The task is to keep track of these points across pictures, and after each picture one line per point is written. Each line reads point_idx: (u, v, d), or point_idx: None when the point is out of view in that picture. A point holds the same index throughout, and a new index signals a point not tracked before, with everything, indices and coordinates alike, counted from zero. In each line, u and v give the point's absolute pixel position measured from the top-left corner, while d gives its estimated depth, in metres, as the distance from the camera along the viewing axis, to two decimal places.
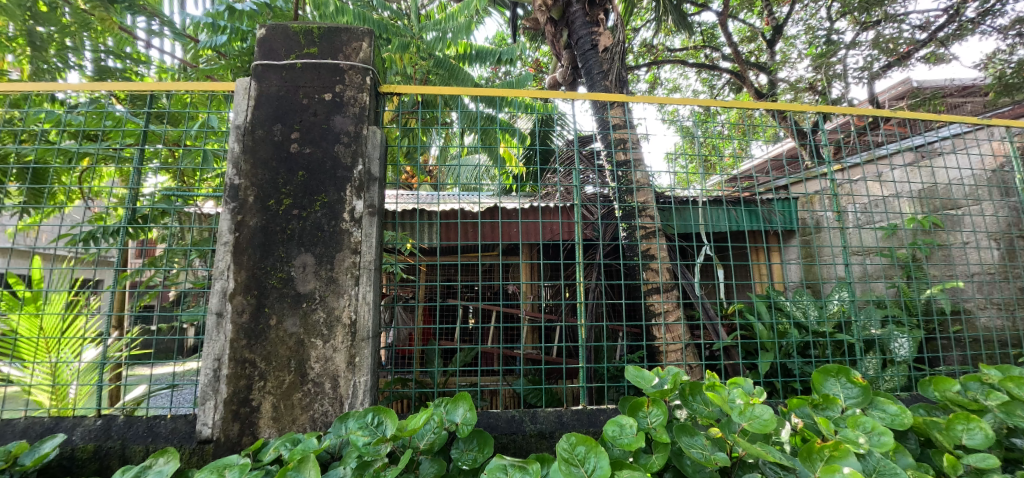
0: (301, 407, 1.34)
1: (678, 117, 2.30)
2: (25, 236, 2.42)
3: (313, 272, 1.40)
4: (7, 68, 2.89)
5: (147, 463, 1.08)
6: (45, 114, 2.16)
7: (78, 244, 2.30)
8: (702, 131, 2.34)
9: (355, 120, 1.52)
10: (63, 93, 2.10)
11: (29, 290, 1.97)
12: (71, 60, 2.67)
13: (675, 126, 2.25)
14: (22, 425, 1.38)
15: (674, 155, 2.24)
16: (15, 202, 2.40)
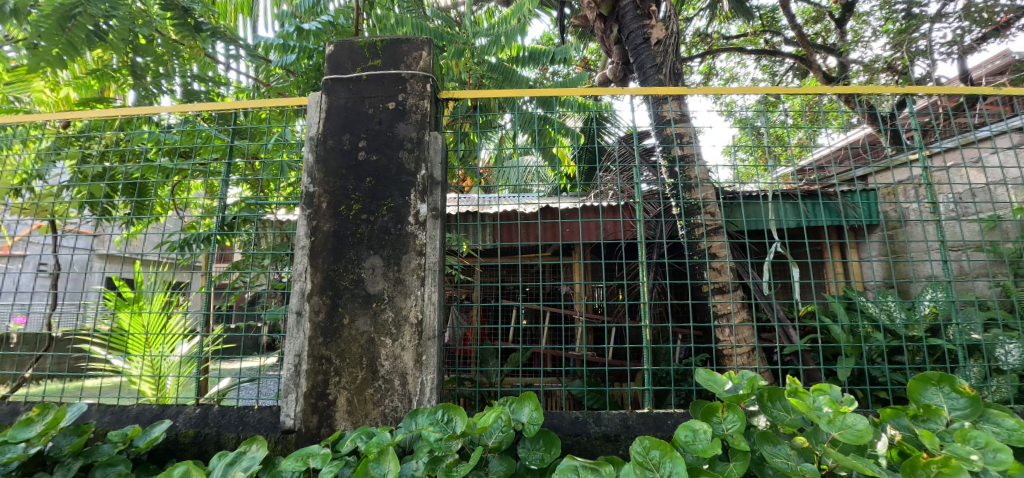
0: (373, 403, 1.40)
1: (738, 108, 2.18)
2: (129, 244, 2.72)
3: (382, 273, 1.46)
4: (113, 96, 3.26)
5: (242, 449, 1.16)
6: (145, 135, 2.40)
7: (172, 251, 2.53)
8: (766, 121, 2.21)
9: (417, 127, 1.57)
10: (160, 115, 2.33)
11: (133, 293, 2.20)
12: (165, 86, 2.97)
13: (735, 117, 2.13)
14: (136, 411, 1.55)
15: (736, 148, 2.14)
16: (122, 214, 2.70)
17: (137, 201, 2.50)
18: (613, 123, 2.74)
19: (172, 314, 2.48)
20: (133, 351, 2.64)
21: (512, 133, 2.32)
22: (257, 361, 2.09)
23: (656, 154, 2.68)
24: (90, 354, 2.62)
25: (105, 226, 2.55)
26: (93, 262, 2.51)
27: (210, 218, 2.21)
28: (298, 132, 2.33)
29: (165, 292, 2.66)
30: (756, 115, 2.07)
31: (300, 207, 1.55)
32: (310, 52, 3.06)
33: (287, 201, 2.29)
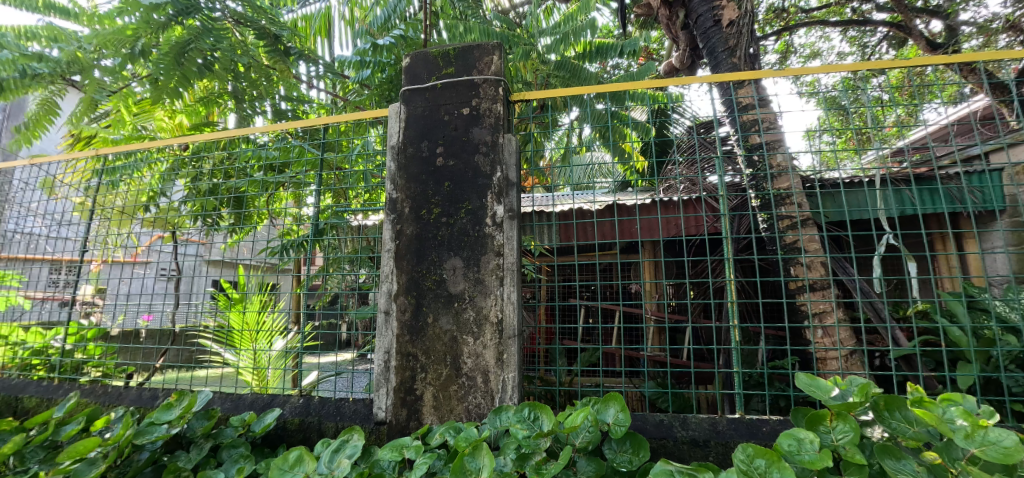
0: (457, 399, 1.45)
1: (822, 87, 1.99)
2: (231, 251, 3.03)
3: (463, 274, 1.51)
4: (217, 119, 3.66)
5: (345, 438, 1.25)
6: (245, 153, 2.67)
7: (266, 257, 2.78)
8: (858, 100, 2.00)
9: (492, 130, 1.61)
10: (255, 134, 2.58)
11: (237, 294, 2.45)
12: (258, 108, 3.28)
13: (820, 97, 1.96)
14: (250, 399, 1.73)
15: (825, 133, 1.96)
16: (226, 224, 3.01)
17: (238, 212, 2.77)
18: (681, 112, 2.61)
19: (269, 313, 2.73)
20: (239, 346, 2.94)
21: (579, 130, 2.29)
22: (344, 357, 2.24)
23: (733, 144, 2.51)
24: (203, 347, 2.96)
25: (213, 235, 2.86)
26: (202, 267, 2.81)
27: (308, 228, 2.38)
28: (374, 142, 2.46)
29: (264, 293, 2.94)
30: (843, 93, 1.87)
31: (385, 212, 1.65)
32: (380, 65, 3.21)
33: (369, 207, 2.43)
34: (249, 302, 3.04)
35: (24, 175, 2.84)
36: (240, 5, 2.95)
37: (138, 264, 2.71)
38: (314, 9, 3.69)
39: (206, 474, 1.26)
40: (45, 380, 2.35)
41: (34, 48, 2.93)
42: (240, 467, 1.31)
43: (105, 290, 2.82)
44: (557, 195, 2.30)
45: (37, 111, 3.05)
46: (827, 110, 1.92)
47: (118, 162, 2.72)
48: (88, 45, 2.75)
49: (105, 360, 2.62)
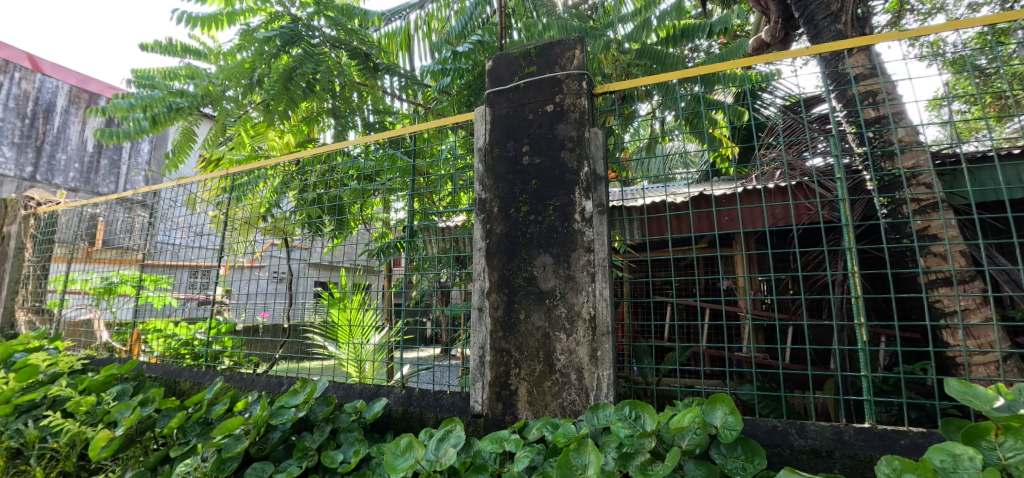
0: (551, 395, 1.46)
1: (953, 46, 1.71)
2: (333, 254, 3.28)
3: (553, 271, 1.52)
4: (317, 135, 4.01)
5: (448, 428, 1.30)
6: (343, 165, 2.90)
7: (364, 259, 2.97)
8: (1002, 56, 1.69)
9: (577, 125, 1.59)
10: (350, 147, 2.79)
11: (339, 294, 2.65)
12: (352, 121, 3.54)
13: (950, 59, 1.69)
14: (359, 389, 1.86)
15: (959, 99, 1.68)
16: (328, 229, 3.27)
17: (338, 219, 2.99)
18: (776, 91, 2.39)
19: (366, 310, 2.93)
20: (341, 340, 3.19)
21: (666, 119, 2.17)
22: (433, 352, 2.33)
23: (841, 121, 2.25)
24: (312, 341, 3.24)
25: (318, 240, 3.13)
26: (308, 269, 3.09)
27: (400, 232, 2.51)
28: (457, 145, 2.53)
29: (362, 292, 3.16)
30: (982, 50, 1.59)
31: (475, 212, 1.71)
32: (459, 72, 3.28)
33: (454, 209, 2.51)
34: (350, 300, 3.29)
35: (172, 193, 3.33)
36: (334, 29, 3.24)
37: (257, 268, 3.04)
38: (396, 25, 3.89)
39: (328, 454, 1.40)
40: (195, 368, 2.74)
41: (177, 86, 3.44)
42: (355, 449, 1.43)
43: (232, 291, 3.20)
44: (644, 188, 2.20)
45: (180, 140, 3.57)
46: (961, 74, 1.64)
47: (242, 179, 3.08)
48: (217, 80, 3.17)
49: (236, 351, 2.98)
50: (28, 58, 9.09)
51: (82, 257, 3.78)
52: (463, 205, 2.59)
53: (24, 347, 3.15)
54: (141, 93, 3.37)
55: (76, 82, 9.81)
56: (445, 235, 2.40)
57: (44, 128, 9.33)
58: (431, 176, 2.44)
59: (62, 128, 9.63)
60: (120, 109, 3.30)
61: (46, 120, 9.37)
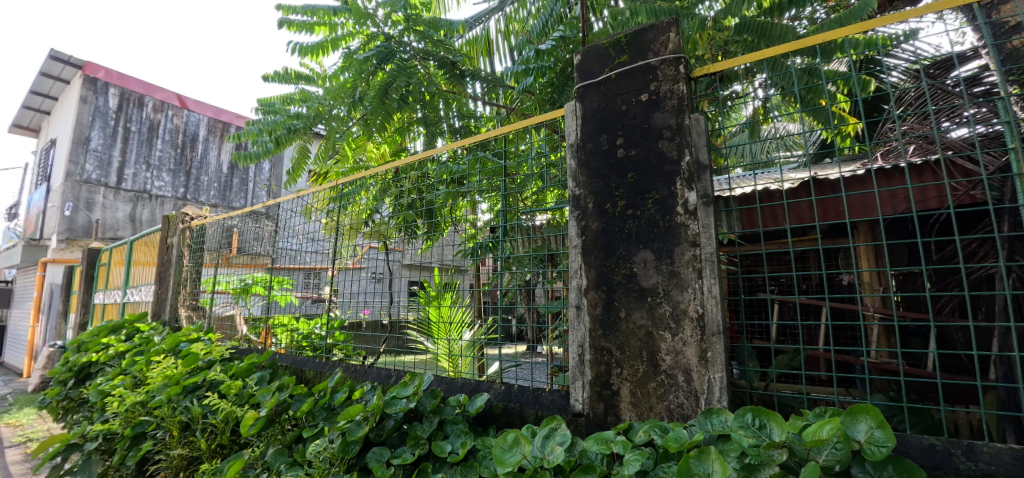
0: (656, 397, 1.39)
1: None
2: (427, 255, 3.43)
3: (655, 267, 1.45)
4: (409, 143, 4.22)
5: (553, 426, 1.30)
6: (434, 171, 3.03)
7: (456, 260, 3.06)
8: None
9: (675, 112, 1.49)
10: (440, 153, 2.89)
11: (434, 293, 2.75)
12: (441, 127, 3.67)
13: None
14: (460, 383, 1.93)
15: None
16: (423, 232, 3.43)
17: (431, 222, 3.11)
18: (902, 52, 2.09)
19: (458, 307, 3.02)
20: (436, 336, 3.29)
21: (766, 97, 1.97)
22: (522, 348, 2.34)
23: (992, 81, 1.89)
24: (410, 337, 3.41)
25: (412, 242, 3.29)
26: (402, 269, 3.28)
27: (489, 233, 2.54)
28: (543, 144, 2.50)
29: (454, 289, 3.31)
30: None
31: (570, 210, 1.69)
32: (542, 70, 3.20)
33: (538, 207, 2.49)
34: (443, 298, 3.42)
35: (292, 204, 3.72)
36: (422, 42, 3.41)
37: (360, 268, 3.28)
38: (477, 30, 3.85)
39: (437, 444, 1.47)
40: (318, 359, 3.04)
41: (293, 109, 3.86)
42: (462, 441, 1.48)
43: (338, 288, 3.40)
44: (751, 173, 2.00)
45: (297, 157, 3.99)
46: None
47: (348, 188, 3.35)
48: (325, 100, 3.50)
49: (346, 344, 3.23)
50: (177, 98, 10.75)
51: (225, 262, 4.38)
52: (548, 203, 2.56)
53: (187, 338, 3.74)
54: (267, 118, 3.85)
55: (213, 114, 11.40)
56: (533, 234, 2.38)
57: (192, 154, 11.02)
58: (516, 175, 2.44)
59: (205, 154, 11.30)
60: (251, 133, 3.79)
61: (193, 148, 11.05)
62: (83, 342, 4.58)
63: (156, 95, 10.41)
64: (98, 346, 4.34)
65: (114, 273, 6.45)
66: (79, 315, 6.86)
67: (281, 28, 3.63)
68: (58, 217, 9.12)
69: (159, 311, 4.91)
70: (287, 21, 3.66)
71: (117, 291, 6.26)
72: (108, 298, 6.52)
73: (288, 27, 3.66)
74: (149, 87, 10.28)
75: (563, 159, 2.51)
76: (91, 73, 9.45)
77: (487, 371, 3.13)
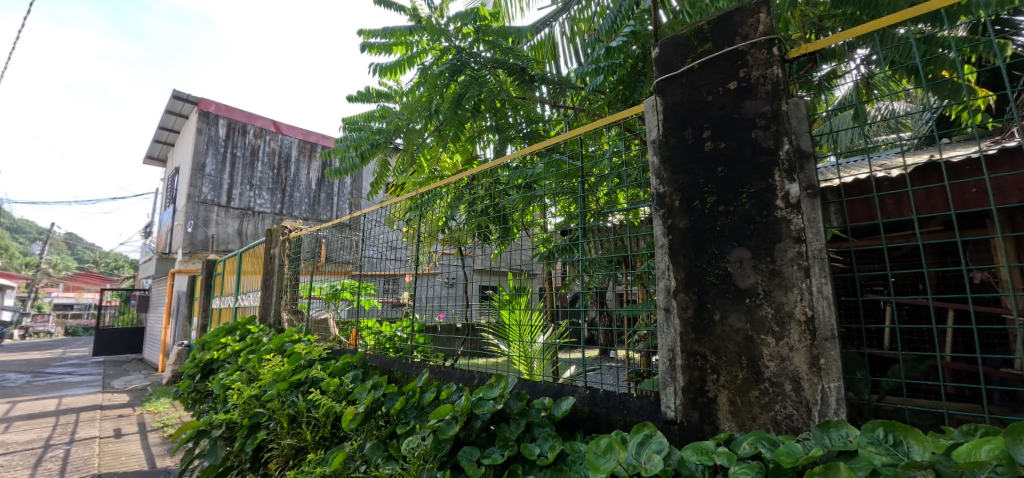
0: (760, 406, 1.29)
1: None
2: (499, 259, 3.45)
3: (753, 266, 1.35)
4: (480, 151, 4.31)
5: (649, 432, 1.26)
6: (507, 177, 3.04)
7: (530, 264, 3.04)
8: None
9: (770, 99, 1.38)
10: (511, 160, 2.91)
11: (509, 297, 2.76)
12: (511, 134, 3.69)
13: None
14: (543, 386, 1.92)
15: None
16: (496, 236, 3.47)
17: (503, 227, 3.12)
18: None
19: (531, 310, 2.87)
20: (511, 339, 3.27)
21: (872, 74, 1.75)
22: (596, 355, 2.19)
23: None
24: (486, 340, 3.45)
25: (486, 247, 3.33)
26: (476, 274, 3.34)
27: (564, 238, 2.49)
28: (617, 144, 2.42)
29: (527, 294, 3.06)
30: None
31: (654, 208, 1.63)
32: (612, 68, 3.04)
33: (613, 208, 2.42)
34: (517, 301, 3.27)
35: (376, 215, 3.95)
36: (491, 51, 3.46)
37: (435, 273, 3.38)
38: (545, 33, 3.74)
39: (526, 446, 1.48)
40: (405, 360, 3.28)
41: (375, 125, 4.11)
42: (551, 444, 1.47)
43: (416, 295, 3.51)
44: (858, 161, 1.78)
45: (379, 171, 4.24)
46: None
47: (425, 197, 3.49)
48: (404, 116, 3.70)
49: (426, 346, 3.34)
50: (273, 124, 11.97)
51: (318, 270, 4.75)
52: (620, 204, 2.49)
53: (291, 338, 4.11)
54: (353, 136, 4.14)
55: (302, 136, 12.55)
56: (609, 237, 2.31)
57: (286, 175, 12.27)
58: (592, 177, 2.34)
59: (297, 173, 12.50)
60: (338, 150, 4.09)
61: (286, 169, 12.30)
62: (206, 342, 5.19)
63: (257, 122, 11.66)
64: (218, 345, 4.90)
65: (228, 281, 7.25)
66: (201, 318, 7.78)
67: (364, 52, 3.89)
68: (182, 234, 10.40)
69: (265, 314, 5.44)
70: (368, 44, 3.92)
71: (230, 296, 7.03)
72: (223, 302, 7.34)
73: (369, 50, 3.91)
74: (250, 116, 11.54)
75: (638, 156, 2.41)
76: (205, 108, 10.69)
77: (563, 375, 3.08)
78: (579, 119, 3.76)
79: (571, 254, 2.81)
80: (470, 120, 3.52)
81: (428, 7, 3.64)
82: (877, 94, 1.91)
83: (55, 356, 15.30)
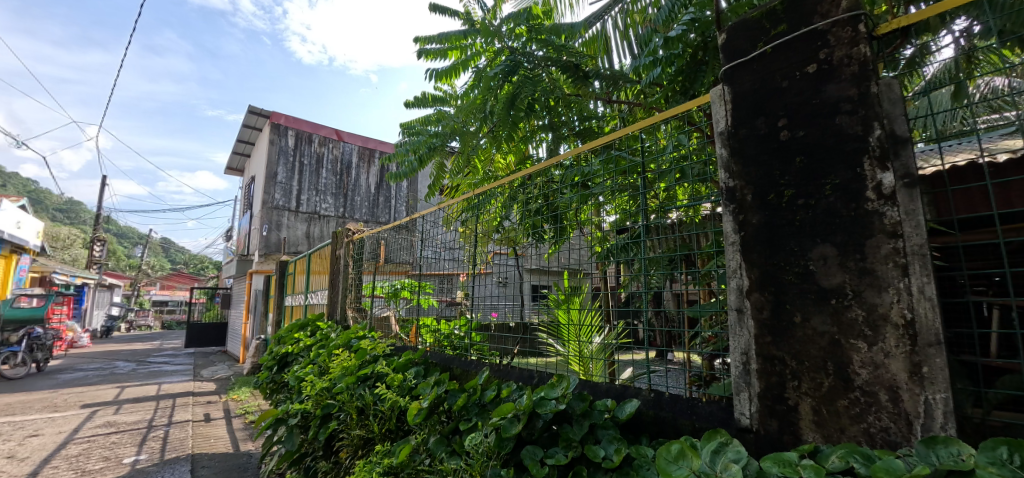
0: (849, 417, 1.18)
1: None
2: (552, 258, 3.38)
3: (839, 264, 1.23)
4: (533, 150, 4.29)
5: (724, 440, 1.20)
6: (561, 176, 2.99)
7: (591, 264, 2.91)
8: None
9: (856, 81, 1.26)
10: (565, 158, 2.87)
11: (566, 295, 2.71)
12: (564, 132, 3.65)
13: None
14: (605, 387, 1.87)
15: None
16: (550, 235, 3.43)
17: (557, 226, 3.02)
18: None
19: (584, 310, 2.81)
20: (565, 338, 3.22)
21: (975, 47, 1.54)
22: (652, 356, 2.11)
23: None
24: (541, 339, 3.41)
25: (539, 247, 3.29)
26: (529, 274, 3.29)
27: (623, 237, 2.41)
28: (679, 139, 2.30)
29: (581, 294, 3.04)
30: None
31: (722, 203, 1.54)
32: (671, 59, 2.88)
33: (673, 205, 2.31)
34: (572, 301, 3.22)
35: (433, 216, 4.05)
36: (543, 50, 3.43)
37: (488, 273, 3.38)
38: (596, 28, 3.66)
39: (590, 448, 1.45)
40: (463, 357, 3.38)
41: (432, 129, 4.22)
42: (616, 447, 1.44)
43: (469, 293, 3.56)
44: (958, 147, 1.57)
45: (436, 173, 4.34)
46: None
47: (481, 198, 3.53)
48: (460, 119, 3.76)
49: (481, 345, 3.37)
50: (335, 132, 12.67)
51: (380, 270, 4.94)
52: (677, 201, 2.38)
53: (356, 334, 4.31)
54: (411, 140, 4.27)
55: (362, 143, 13.21)
56: (669, 236, 2.20)
57: (348, 179, 12.92)
58: (653, 173, 2.24)
59: (358, 178, 13.14)
60: (397, 155, 4.23)
61: (348, 174, 12.96)
62: (281, 336, 5.57)
63: (321, 131, 12.38)
64: (292, 340, 5.24)
65: (298, 280, 7.73)
66: (275, 314, 8.36)
67: (420, 58, 4.01)
68: (258, 236, 11.23)
69: (332, 311, 5.75)
70: (425, 51, 4.03)
71: (301, 294, 7.49)
72: (294, 300, 7.84)
73: (425, 56, 4.02)
74: (315, 126, 12.26)
75: (703, 148, 2.28)
76: (276, 120, 11.51)
77: (620, 376, 2.99)
78: (635, 114, 3.63)
79: (628, 253, 2.72)
80: (524, 119, 3.52)
81: (481, 10, 3.68)
82: (980, 70, 1.68)
83: (155, 346, 17.08)
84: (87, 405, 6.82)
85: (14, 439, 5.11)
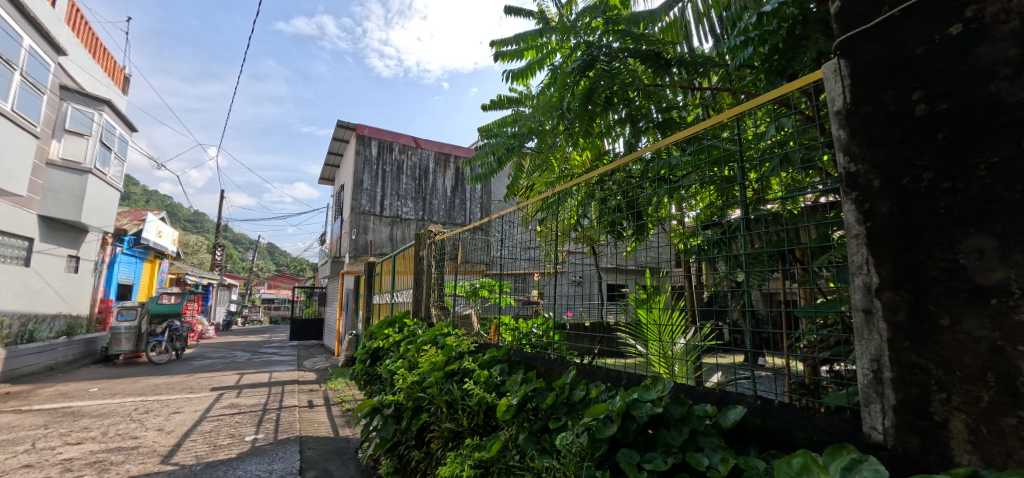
0: (1019, 440, 0.99)
1: None
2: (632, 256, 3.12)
3: (1000, 257, 1.03)
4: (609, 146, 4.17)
5: (857, 457, 1.07)
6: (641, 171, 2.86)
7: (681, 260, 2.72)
8: None
9: (1016, 36, 1.03)
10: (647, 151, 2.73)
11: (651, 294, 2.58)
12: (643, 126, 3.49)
13: None
14: (702, 391, 1.76)
15: None
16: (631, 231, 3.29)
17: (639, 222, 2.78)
18: None
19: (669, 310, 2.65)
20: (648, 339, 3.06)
21: None
22: (747, 360, 1.93)
23: None
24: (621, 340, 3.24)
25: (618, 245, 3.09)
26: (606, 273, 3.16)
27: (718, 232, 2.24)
28: (782, 122, 2.09)
29: (664, 293, 2.87)
30: None
31: (843, 191, 1.38)
32: (763, 37, 2.63)
33: (771, 198, 2.11)
34: (654, 299, 3.04)
35: (511, 215, 4.08)
36: (619, 41, 3.31)
37: (563, 273, 3.31)
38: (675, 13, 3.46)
39: (692, 456, 1.37)
40: (543, 356, 3.37)
41: (508, 130, 4.27)
42: (721, 456, 1.34)
43: (546, 292, 3.51)
44: None
45: (514, 174, 4.37)
46: None
47: (560, 195, 3.49)
48: (537, 118, 3.76)
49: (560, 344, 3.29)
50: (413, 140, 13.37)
51: (459, 270, 5.08)
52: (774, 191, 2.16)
53: (441, 331, 4.48)
54: (490, 142, 4.37)
55: (438, 148, 13.79)
56: (771, 229, 2.01)
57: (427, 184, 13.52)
58: (750, 162, 2.05)
59: (435, 183, 13.70)
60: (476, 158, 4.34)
61: (428, 178, 13.56)
62: (373, 332, 5.95)
63: (401, 140, 13.11)
64: (383, 336, 5.58)
65: (385, 280, 8.22)
66: (365, 311, 8.96)
67: (497, 61, 4.07)
68: (349, 240, 12.13)
69: (417, 309, 6.03)
70: (500, 53, 4.08)
71: (388, 293, 7.96)
72: (382, 299, 8.34)
73: (502, 58, 4.07)
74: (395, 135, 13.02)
75: (810, 133, 2.04)
76: (361, 132, 12.41)
77: (709, 380, 2.79)
78: (721, 101, 3.38)
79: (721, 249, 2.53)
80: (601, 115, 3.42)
81: (556, 6, 3.65)
82: None
83: (266, 339, 19.11)
84: (215, 388, 7.80)
85: (162, 415, 5.99)
